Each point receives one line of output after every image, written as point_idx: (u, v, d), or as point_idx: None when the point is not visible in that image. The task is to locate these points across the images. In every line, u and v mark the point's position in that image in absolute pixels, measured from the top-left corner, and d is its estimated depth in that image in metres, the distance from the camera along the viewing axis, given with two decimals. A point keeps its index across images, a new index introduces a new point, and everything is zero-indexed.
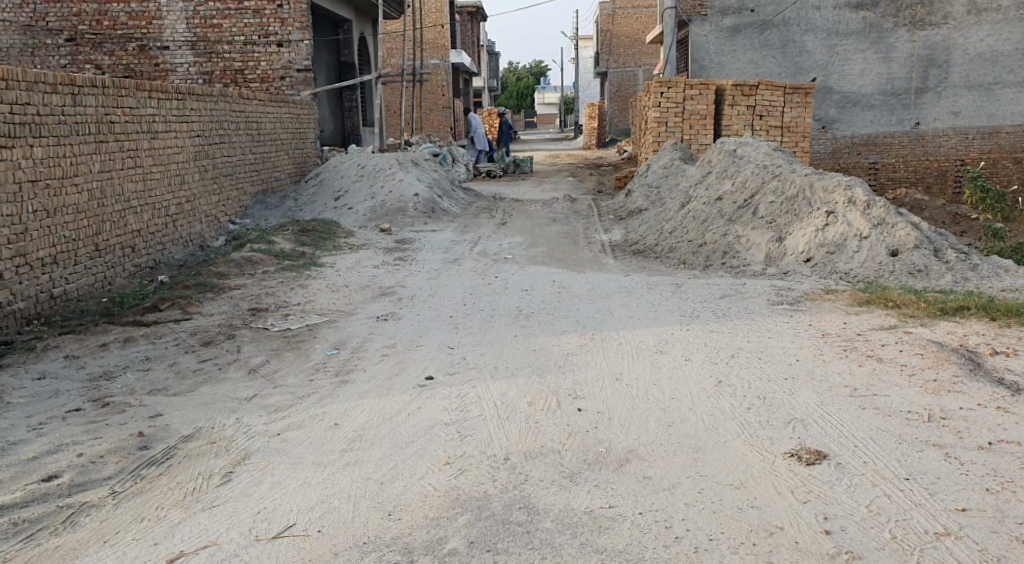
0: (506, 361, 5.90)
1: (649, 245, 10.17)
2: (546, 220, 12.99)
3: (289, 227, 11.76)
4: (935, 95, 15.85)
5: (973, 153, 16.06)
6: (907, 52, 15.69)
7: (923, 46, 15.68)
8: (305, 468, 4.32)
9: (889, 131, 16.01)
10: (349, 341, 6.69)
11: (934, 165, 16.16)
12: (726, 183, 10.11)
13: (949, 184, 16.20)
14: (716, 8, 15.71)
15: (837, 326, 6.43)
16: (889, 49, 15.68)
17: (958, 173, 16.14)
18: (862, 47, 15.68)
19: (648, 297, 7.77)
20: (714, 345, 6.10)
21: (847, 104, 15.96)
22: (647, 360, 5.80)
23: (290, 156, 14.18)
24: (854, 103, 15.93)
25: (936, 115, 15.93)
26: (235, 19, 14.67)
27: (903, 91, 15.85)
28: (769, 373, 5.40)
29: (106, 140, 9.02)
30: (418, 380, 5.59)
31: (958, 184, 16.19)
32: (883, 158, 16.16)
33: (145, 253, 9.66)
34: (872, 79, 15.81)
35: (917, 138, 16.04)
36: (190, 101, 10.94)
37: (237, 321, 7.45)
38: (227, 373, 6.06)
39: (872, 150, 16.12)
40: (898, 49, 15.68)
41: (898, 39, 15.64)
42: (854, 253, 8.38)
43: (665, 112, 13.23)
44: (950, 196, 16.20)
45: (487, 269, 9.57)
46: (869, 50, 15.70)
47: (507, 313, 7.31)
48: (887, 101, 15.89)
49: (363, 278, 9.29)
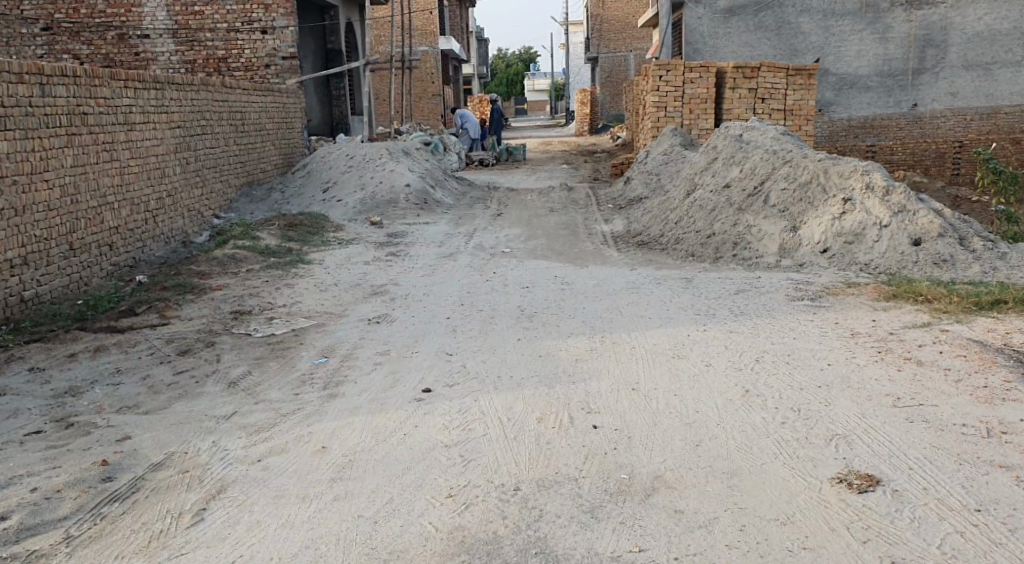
0: (509, 370, 5.40)
1: (653, 237, 9.68)
2: (543, 210, 12.48)
3: (274, 222, 11.22)
4: (933, 76, 15.35)
5: (971, 134, 15.57)
6: (904, 32, 15.19)
7: (920, 26, 15.17)
8: (288, 504, 3.81)
9: (887, 112, 15.52)
10: (338, 347, 6.17)
11: (932, 147, 15.69)
12: (733, 170, 9.61)
13: (948, 165, 15.70)
14: None
15: (865, 325, 5.93)
16: (885, 30, 15.18)
17: (957, 155, 15.67)
18: (858, 28, 15.16)
19: (658, 293, 7.27)
20: (737, 348, 5.61)
21: (843, 86, 15.45)
22: (665, 367, 5.31)
23: (276, 147, 13.60)
24: (850, 85, 15.42)
25: (935, 96, 15.44)
26: (218, 6, 14.08)
27: (900, 73, 15.35)
28: (801, 380, 4.92)
29: (80, 133, 8.47)
30: (415, 393, 5.07)
31: (957, 166, 15.70)
32: (881, 139, 15.67)
33: (123, 251, 9.11)
34: (868, 61, 15.29)
35: (915, 119, 15.56)
36: (169, 90, 10.37)
37: (218, 327, 6.92)
38: (205, 387, 5.53)
39: (869, 132, 15.64)
40: (895, 29, 15.18)
41: (895, 19, 15.14)
42: (874, 243, 7.90)
43: (664, 97, 12.68)
44: (948, 177, 15.71)
45: (484, 264, 9.05)
46: (865, 30, 15.18)
47: (503, 314, 6.81)
48: (884, 83, 15.39)
49: (354, 276, 8.76)
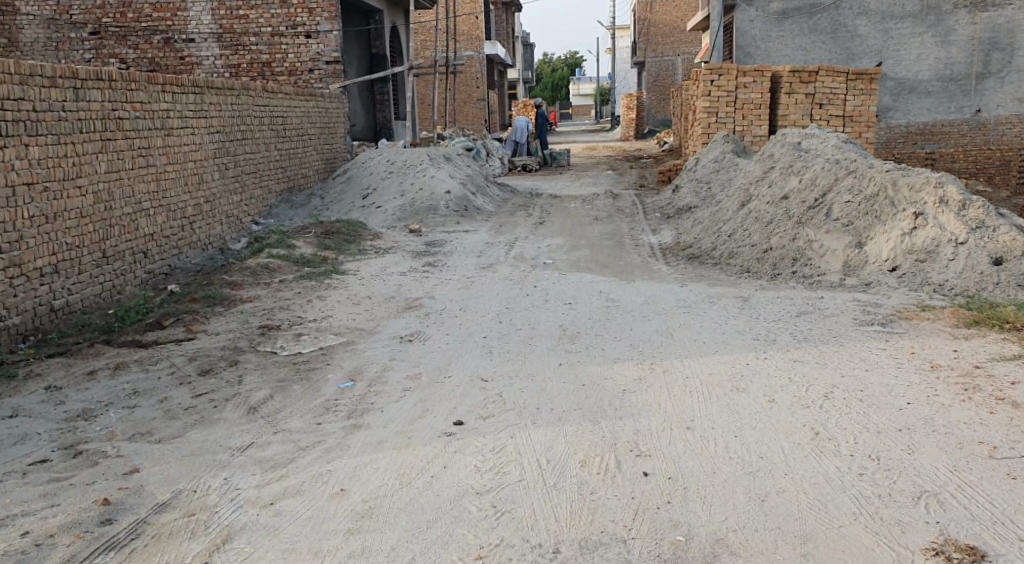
0: (549, 401, 4.94)
1: (705, 249, 9.14)
2: (588, 218, 12.00)
3: (311, 229, 10.89)
4: (998, 80, 14.60)
5: None
6: (967, 35, 14.42)
7: (985, 29, 14.41)
8: (299, 561, 3.54)
9: (948, 119, 14.78)
10: (367, 370, 5.74)
11: (996, 154, 14.98)
12: (791, 180, 9.02)
13: (1013, 173, 15.07)
14: None
15: (947, 356, 5.40)
16: (947, 32, 14.43)
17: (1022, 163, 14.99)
18: (918, 31, 14.43)
19: (712, 314, 6.78)
20: (804, 382, 5.08)
21: (902, 92, 14.73)
22: (722, 403, 4.81)
23: (318, 152, 13.27)
24: (910, 90, 14.70)
25: (1000, 102, 14.69)
26: (262, 9, 13.83)
27: (964, 77, 14.59)
28: (878, 422, 4.39)
29: (115, 138, 8.17)
30: (446, 426, 4.64)
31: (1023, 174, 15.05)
32: (942, 147, 14.96)
33: (158, 258, 8.81)
34: (929, 65, 14.55)
35: (978, 126, 14.81)
36: (208, 94, 10.07)
37: (243, 344, 6.54)
38: (223, 412, 5.11)
39: (929, 139, 14.91)
40: (958, 32, 14.42)
41: (958, 22, 14.39)
42: (949, 261, 7.35)
43: (716, 102, 12.10)
44: (1014, 186, 15.10)
45: (525, 277, 8.60)
46: (927, 33, 14.44)
47: (545, 334, 6.36)
48: (946, 88, 14.64)
49: (390, 289, 8.35)
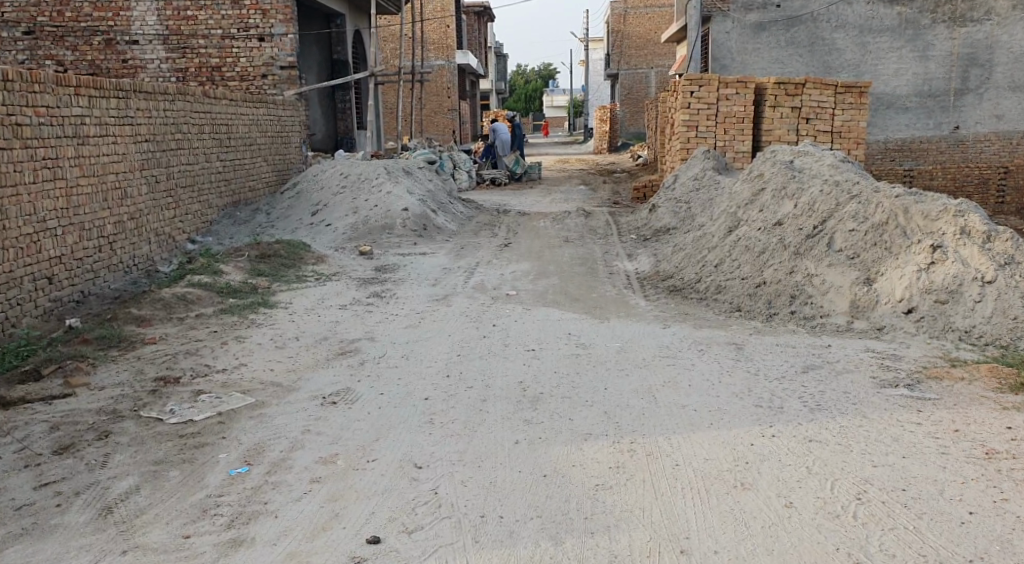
0: (501, 502, 3.79)
1: (688, 281, 7.99)
2: (557, 239, 10.84)
3: (245, 250, 9.59)
4: (976, 97, 13.59)
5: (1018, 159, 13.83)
6: (946, 51, 13.45)
7: (963, 44, 13.43)
8: None
9: (926, 135, 13.74)
10: (272, 447, 4.51)
11: (973, 172, 13.89)
12: (786, 205, 7.89)
13: (991, 193, 13.98)
14: (740, 3, 13.55)
15: (1000, 438, 4.28)
16: (925, 48, 13.46)
17: (1001, 181, 13.92)
18: (896, 45, 13.44)
19: (702, 367, 5.62)
20: (826, 474, 3.93)
21: (879, 107, 13.70)
22: (726, 507, 3.68)
23: (266, 161, 11.96)
24: (886, 106, 13.68)
25: (977, 118, 13.67)
26: (212, 10, 12.56)
27: (941, 93, 13.58)
28: (937, 547, 3.40)
29: (11, 147, 6.87)
30: (356, 548, 3.52)
31: (1001, 194, 13.99)
32: (919, 164, 13.86)
33: (67, 284, 7.49)
34: (907, 81, 13.56)
35: (956, 143, 13.76)
36: (133, 98, 8.76)
37: (125, 406, 5.22)
38: (65, 516, 3.84)
39: (906, 156, 13.85)
40: (936, 47, 13.45)
41: (937, 36, 13.41)
42: (974, 304, 6.30)
43: (695, 115, 10.93)
44: (991, 207, 13.97)
45: (483, 313, 7.41)
46: (905, 48, 13.45)
47: (500, 395, 5.15)
48: (924, 103, 13.63)
49: (322, 328, 7.10)
